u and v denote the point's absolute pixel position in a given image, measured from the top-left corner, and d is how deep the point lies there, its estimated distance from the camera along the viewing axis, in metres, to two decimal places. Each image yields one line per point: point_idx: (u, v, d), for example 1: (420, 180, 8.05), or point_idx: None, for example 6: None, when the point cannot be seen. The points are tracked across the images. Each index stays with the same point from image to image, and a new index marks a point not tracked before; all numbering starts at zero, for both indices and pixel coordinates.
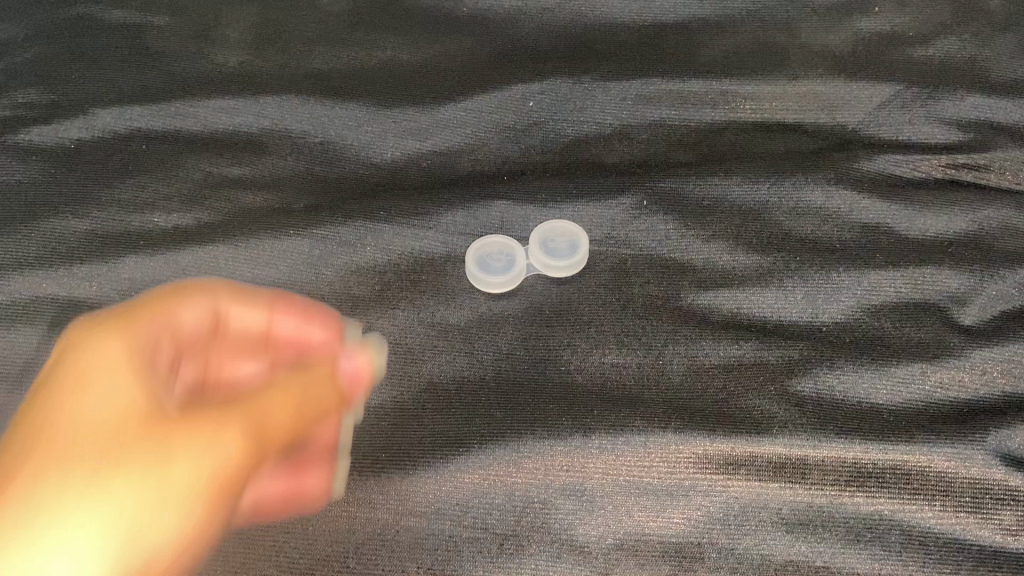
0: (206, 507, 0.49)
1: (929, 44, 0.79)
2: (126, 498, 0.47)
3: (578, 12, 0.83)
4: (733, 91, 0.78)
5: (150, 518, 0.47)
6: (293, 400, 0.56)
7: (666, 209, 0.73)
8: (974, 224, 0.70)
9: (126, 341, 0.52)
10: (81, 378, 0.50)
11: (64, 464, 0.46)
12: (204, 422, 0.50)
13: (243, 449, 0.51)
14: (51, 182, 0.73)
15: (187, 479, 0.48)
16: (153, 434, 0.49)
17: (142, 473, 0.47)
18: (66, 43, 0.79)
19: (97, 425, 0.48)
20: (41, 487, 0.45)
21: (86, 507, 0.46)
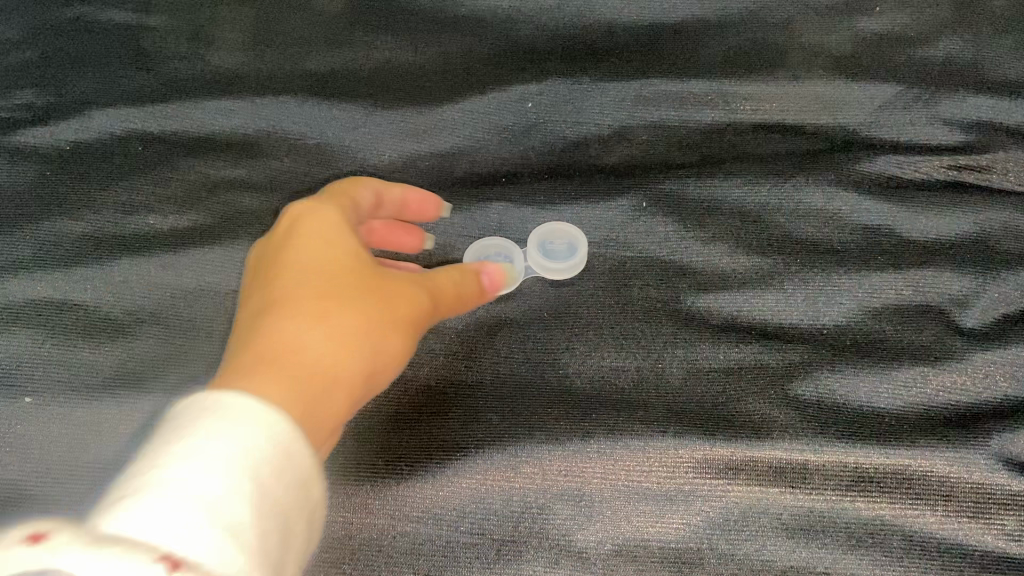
0: (404, 338, 0.57)
1: (933, 43, 0.77)
2: (359, 330, 0.55)
3: (576, 11, 0.80)
4: (732, 92, 0.77)
5: (370, 352, 0.55)
6: (457, 269, 0.63)
7: (665, 211, 0.73)
8: (976, 226, 0.69)
9: (341, 212, 0.62)
10: (320, 244, 0.59)
11: (324, 301, 0.55)
12: (402, 286, 0.59)
13: (430, 303, 0.60)
14: (47, 184, 0.72)
15: (394, 326, 0.57)
16: (370, 281, 0.58)
17: (365, 303, 0.56)
18: (58, 43, 0.78)
19: (332, 273, 0.57)
20: (300, 324, 0.54)
21: (337, 338, 0.54)
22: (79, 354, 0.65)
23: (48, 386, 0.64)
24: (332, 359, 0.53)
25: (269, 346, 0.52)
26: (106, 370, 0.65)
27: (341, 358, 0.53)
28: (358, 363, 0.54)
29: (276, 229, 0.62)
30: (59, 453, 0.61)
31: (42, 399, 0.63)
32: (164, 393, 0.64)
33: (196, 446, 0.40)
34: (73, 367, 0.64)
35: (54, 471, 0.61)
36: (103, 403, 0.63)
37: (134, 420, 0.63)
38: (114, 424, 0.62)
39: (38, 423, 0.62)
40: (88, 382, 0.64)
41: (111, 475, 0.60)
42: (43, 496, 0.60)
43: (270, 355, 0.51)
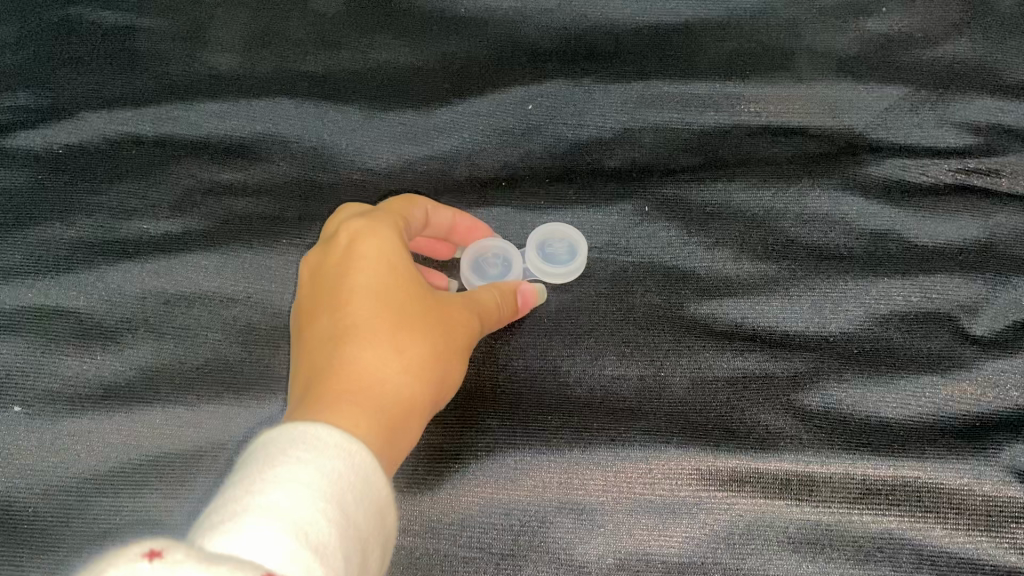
0: (460, 368, 0.59)
1: (941, 43, 0.76)
2: (430, 367, 0.56)
3: (577, 12, 0.80)
4: (736, 95, 0.76)
5: (438, 386, 0.56)
6: (500, 288, 0.64)
7: (667, 216, 0.71)
8: (985, 231, 0.68)
9: (399, 229, 0.60)
10: (385, 268, 0.57)
11: (400, 338, 0.55)
12: (459, 314, 0.59)
13: (477, 327, 0.61)
14: (38, 188, 0.71)
15: (454, 358, 0.58)
16: (434, 311, 0.57)
17: (433, 337, 0.56)
18: (50, 44, 0.77)
19: (403, 304, 0.56)
20: (372, 351, 0.54)
21: (413, 379, 0.54)
22: (69, 362, 0.64)
23: (38, 395, 0.62)
24: (410, 400, 0.54)
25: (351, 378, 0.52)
26: (97, 379, 0.63)
27: (416, 399, 0.54)
28: (429, 400, 0.55)
29: (333, 244, 0.59)
30: (50, 464, 0.60)
31: (32, 408, 0.62)
32: (155, 403, 0.63)
33: (285, 474, 0.42)
34: (64, 375, 0.63)
35: (45, 483, 0.60)
36: (93, 413, 0.62)
37: (125, 431, 0.62)
38: (103, 435, 0.61)
39: (27, 432, 0.61)
40: (79, 391, 0.63)
41: (101, 489, 0.59)
42: (32, 509, 0.59)
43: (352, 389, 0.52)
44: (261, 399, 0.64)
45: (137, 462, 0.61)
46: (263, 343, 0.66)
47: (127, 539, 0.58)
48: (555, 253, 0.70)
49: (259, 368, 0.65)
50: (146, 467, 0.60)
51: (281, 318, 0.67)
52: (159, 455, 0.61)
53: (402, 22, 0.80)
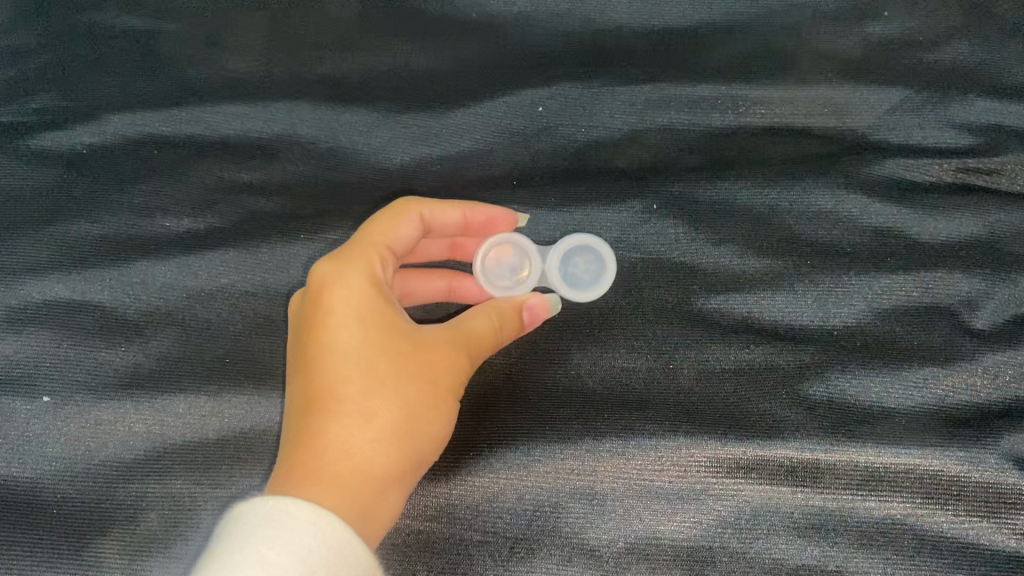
0: (448, 404, 0.60)
1: (942, 46, 0.77)
2: (408, 413, 0.57)
3: (587, 15, 0.82)
4: (742, 96, 0.78)
5: (422, 432, 0.58)
6: (495, 309, 0.64)
7: (676, 214, 0.73)
8: (985, 228, 0.69)
9: (367, 270, 0.62)
10: (351, 317, 0.59)
11: (368, 391, 0.57)
12: (439, 351, 0.60)
13: (466, 359, 0.61)
14: (63, 188, 0.73)
15: (437, 398, 0.59)
16: (407, 353, 0.59)
17: (407, 384, 0.58)
18: (72, 47, 0.79)
19: (372, 354, 0.58)
20: (337, 422, 0.56)
21: (387, 431, 0.56)
22: (95, 354, 0.66)
23: (64, 387, 0.64)
24: (387, 451, 0.56)
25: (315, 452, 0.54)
26: (121, 371, 0.65)
27: (395, 449, 0.56)
28: (412, 447, 0.57)
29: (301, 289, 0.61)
30: (76, 453, 0.62)
31: (59, 399, 0.64)
32: (177, 394, 0.65)
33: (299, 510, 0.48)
34: (89, 367, 0.65)
35: (72, 470, 0.62)
36: (118, 403, 0.64)
37: (148, 421, 0.64)
38: (128, 424, 0.64)
39: (54, 422, 0.63)
40: (104, 382, 0.65)
41: (127, 476, 0.62)
42: (60, 495, 0.61)
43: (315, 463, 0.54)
44: (279, 391, 0.66)
45: (162, 450, 0.63)
46: (281, 335, 0.68)
47: (154, 524, 0.60)
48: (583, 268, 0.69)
49: (278, 359, 0.67)
50: (169, 455, 0.63)
51: None
52: (182, 444, 0.63)
53: (414, 25, 0.82)
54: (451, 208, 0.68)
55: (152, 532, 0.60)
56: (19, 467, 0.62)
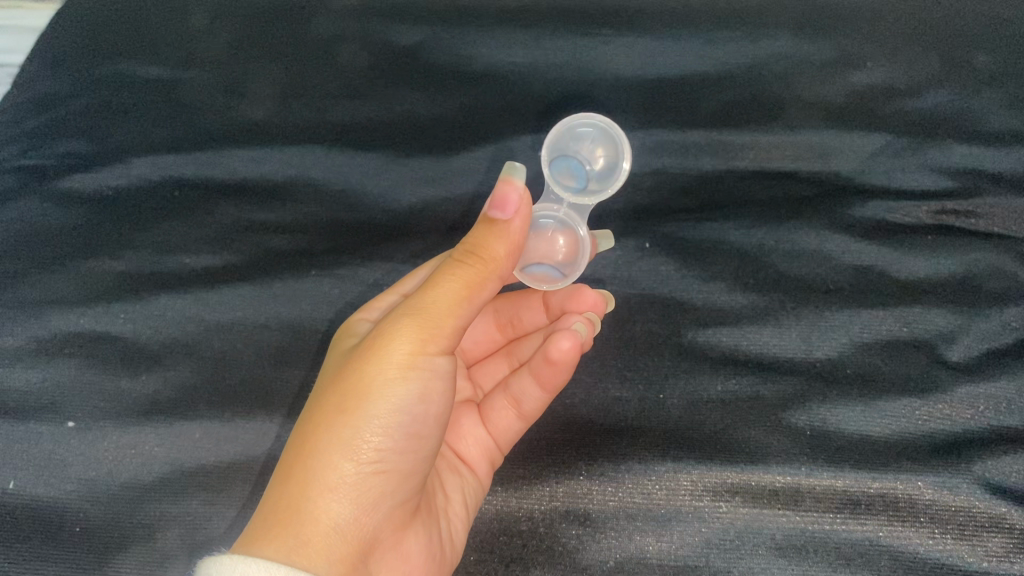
0: (364, 384, 0.58)
1: (921, 95, 0.82)
2: (311, 420, 0.58)
3: (582, 66, 0.86)
4: (731, 142, 0.83)
5: (326, 428, 0.57)
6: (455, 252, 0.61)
7: (668, 252, 0.79)
8: (962, 266, 0.73)
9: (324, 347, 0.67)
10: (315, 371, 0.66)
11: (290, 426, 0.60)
12: (364, 343, 0.59)
13: (390, 321, 0.59)
14: (89, 226, 0.78)
15: (347, 384, 0.58)
16: (330, 371, 0.61)
17: (318, 395, 0.59)
18: (101, 97, 0.85)
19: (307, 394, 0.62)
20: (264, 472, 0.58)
21: (292, 447, 0.57)
22: (117, 383, 0.70)
23: (88, 412, 0.68)
24: (283, 472, 0.56)
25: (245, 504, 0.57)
26: (142, 398, 0.69)
27: (296, 458, 0.56)
28: (318, 446, 0.56)
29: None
30: (97, 474, 0.66)
31: (82, 423, 0.68)
32: (194, 419, 0.69)
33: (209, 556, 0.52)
34: (112, 395, 0.69)
35: (92, 490, 0.65)
36: (138, 428, 0.68)
37: (167, 444, 0.68)
38: (147, 447, 0.67)
39: (77, 445, 0.67)
40: (126, 409, 0.69)
41: (145, 496, 0.65)
42: (80, 513, 0.64)
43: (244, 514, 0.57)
44: (290, 417, 0.70)
45: (178, 472, 0.66)
46: (294, 366, 0.73)
47: (170, 541, 0.63)
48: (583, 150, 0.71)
49: (290, 389, 0.71)
50: (185, 476, 0.66)
51: (309, 344, 0.74)
52: (198, 466, 0.67)
53: (422, 75, 0.87)
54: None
55: (168, 549, 0.63)
56: (42, 488, 0.65)
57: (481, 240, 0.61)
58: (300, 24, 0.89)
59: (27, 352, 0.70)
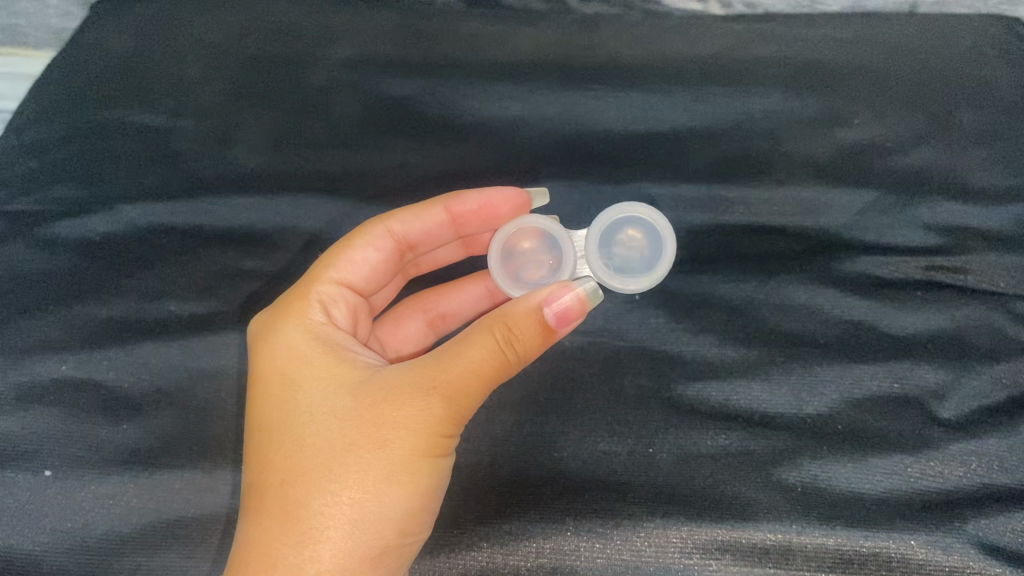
0: (402, 458, 0.62)
1: (908, 152, 0.82)
2: (342, 481, 0.61)
3: (574, 120, 0.87)
4: (722, 197, 0.85)
5: (359, 496, 0.61)
6: (495, 333, 0.63)
7: (658, 304, 0.81)
8: (952, 321, 0.73)
9: (320, 356, 0.69)
10: (293, 380, 0.68)
11: (301, 469, 0.62)
12: (399, 408, 0.63)
13: (430, 397, 0.63)
14: (75, 271, 0.77)
15: (384, 452, 0.62)
16: (352, 415, 0.64)
17: (350, 453, 0.62)
18: (91, 144, 0.85)
19: (304, 424, 0.64)
20: (285, 517, 0.61)
21: (324, 506, 0.61)
22: (99, 431, 0.69)
23: (67, 462, 0.67)
24: (308, 531, 0.60)
25: (256, 542, 0.61)
26: (123, 448, 0.68)
27: (332, 523, 0.60)
28: (357, 515, 0.61)
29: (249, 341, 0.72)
30: (75, 525, 0.64)
31: (61, 472, 0.66)
32: (174, 470, 0.68)
33: None
34: (92, 444, 0.68)
35: (68, 542, 0.64)
36: (116, 477, 0.67)
37: (147, 495, 0.66)
38: (125, 497, 0.66)
39: (55, 493, 0.65)
40: (106, 458, 0.68)
41: (123, 548, 0.64)
42: (55, 566, 0.63)
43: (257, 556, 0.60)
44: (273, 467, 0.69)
45: (157, 523, 0.65)
46: None
47: None
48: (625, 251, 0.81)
49: None
50: (164, 528, 0.65)
51: None
52: (176, 517, 0.66)
53: (415, 126, 0.88)
54: (425, 217, 0.80)
55: None
56: (18, 539, 0.64)
57: (527, 338, 0.63)
58: (289, 70, 0.88)
59: (7, 398, 0.69)
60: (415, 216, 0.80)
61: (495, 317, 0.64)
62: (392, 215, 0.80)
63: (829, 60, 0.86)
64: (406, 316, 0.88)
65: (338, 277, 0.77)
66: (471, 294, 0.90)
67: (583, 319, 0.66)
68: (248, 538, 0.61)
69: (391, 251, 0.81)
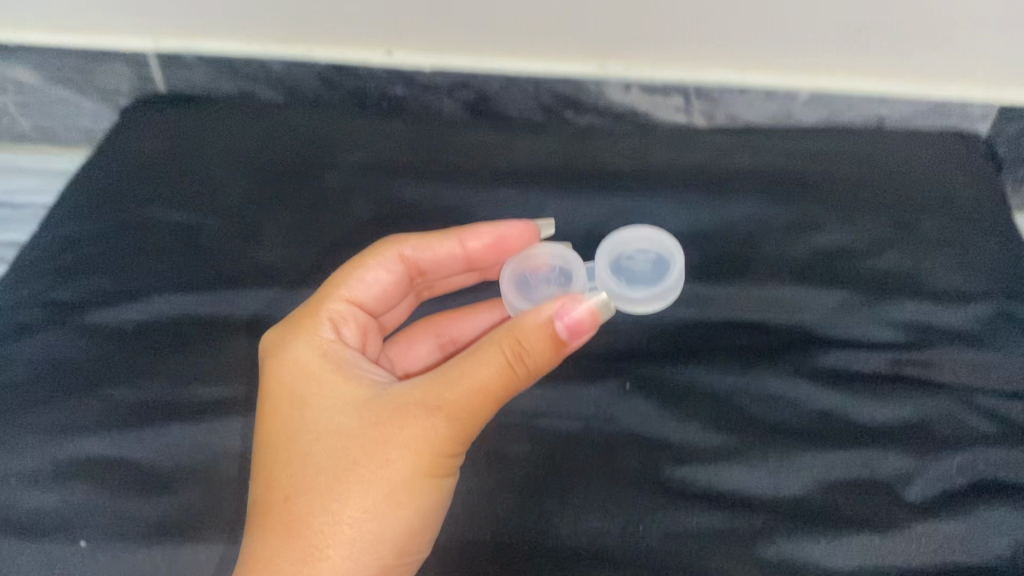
0: (402, 479, 0.70)
1: (874, 257, 0.94)
2: (344, 501, 0.70)
3: (573, 223, 0.97)
4: (706, 295, 0.91)
5: (359, 517, 0.70)
6: (503, 353, 0.70)
7: (648, 394, 0.85)
8: (916, 411, 0.80)
9: (331, 372, 0.76)
10: (302, 397, 0.75)
11: (304, 489, 0.70)
12: (404, 429, 0.70)
13: (432, 418, 0.70)
14: (111, 356, 0.84)
15: (387, 473, 0.70)
16: (359, 434, 0.71)
17: (354, 474, 0.70)
18: (125, 240, 0.95)
19: (311, 443, 0.72)
20: (287, 535, 0.69)
21: (324, 524, 0.69)
22: (129, 505, 0.74)
23: (100, 533, 0.72)
24: (310, 548, 0.68)
25: (258, 558, 0.68)
26: (150, 522, 0.73)
27: (331, 542, 0.69)
28: (355, 533, 0.69)
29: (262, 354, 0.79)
30: None
31: (95, 543, 0.72)
32: (196, 543, 0.72)
33: None
34: (123, 517, 0.73)
35: None
36: (144, 548, 0.72)
37: (173, 567, 0.71)
38: (153, 568, 0.71)
39: (90, 562, 0.71)
40: (135, 530, 0.73)
41: None
42: None
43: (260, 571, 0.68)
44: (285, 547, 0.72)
45: None
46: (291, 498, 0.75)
47: None
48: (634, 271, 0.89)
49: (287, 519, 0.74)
50: None
51: None
52: None
53: (426, 227, 0.96)
54: (436, 247, 0.87)
55: None
56: None
57: (534, 354, 0.70)
58: (315, 176, 1.00)
59: (47, 473, 0.76)
60: (426, 245, 0.87)
61: (505, 332, 0.71)
62: (404, 241, 0.86)
63: (798, 178, 1.03)
64: (418, 338, 0.94)
65: (349, 296, 0.83)
66: (481, 321, 0.95)
67: (594, 331, 0.73)
68: (251, 555, 0.69)
69: (401, 276, 0.87)
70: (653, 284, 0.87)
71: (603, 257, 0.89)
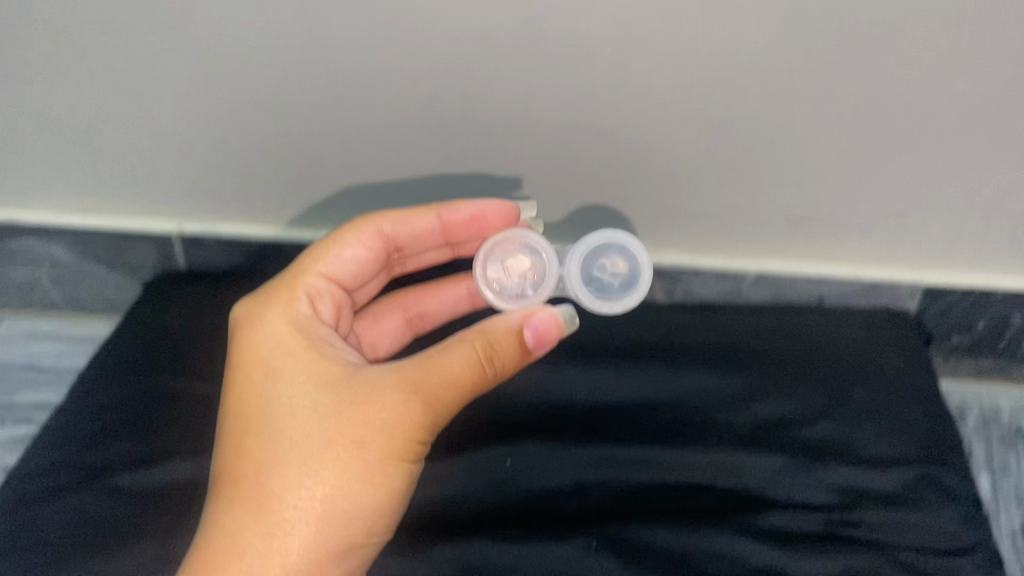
0: (374, 460, 0.79)
1: (812, 426, 1.07)
2: (317, 477, 0.78)
3: (549, 394, 1.13)
4: (665, 460, 1.04)
5: (333, 491, 0.78)
6: (472, 348, 0.79)
7: (613, 551, 0.93)
8: (847, 567, 0.91)
9: (304, 348, 0.85)
10: (277, 372, 0.84)
11: (277, 463, 0.79)
12: (376, 408, 0.79)
13: (406, 401, 0.79)
14: (135, 515, 0.95)
15: (360, 452, 0.79)
16: (334, 411, 0.80)
17: (328, 448, 0.79)
18: (150, 409, 1.08)
19: (286, 418, 0.81)
20: (263, 505, 0.78)
21: (297, 500, 0.78)
22: None
23: None
24: (281, 518, 0.77)
25: (235, 527, 0.78)
26: None
27: (304, 515, 0.78)
28: (326, 508, 0.78)
29: (240, 326, 0.89)
30: None
31: None
32: None
33: None
34: None
35: None
36: None
37: None
38: None
39: None
40: None
41: None
42: None
43: (235, 539, 0.77)
44: None
45: None
46: None
47: None
48: (607, 272, 0.94)
49: None
50: None
51: None
52: None
53: None
54: (412, 222, 1.00)
55: None
56: None
57: (498, 356, 0.79)
58: None
59: None
60: (404, 221, 0.99)
61: (475, 334, 0.80)
62: (385, 218, 0.98)
63: (742, 348, 1.19)
64: (385, 315, 1.11)
65: (324, 273, 0.95)
66: (445, 300, 1.13)
67: (558, 337, 0.82)
68: (229, 526, 0.78)
69: (376, 249, 1.00)
70: (619, 295, 0.91)
71: (581, 253, 0.94)
